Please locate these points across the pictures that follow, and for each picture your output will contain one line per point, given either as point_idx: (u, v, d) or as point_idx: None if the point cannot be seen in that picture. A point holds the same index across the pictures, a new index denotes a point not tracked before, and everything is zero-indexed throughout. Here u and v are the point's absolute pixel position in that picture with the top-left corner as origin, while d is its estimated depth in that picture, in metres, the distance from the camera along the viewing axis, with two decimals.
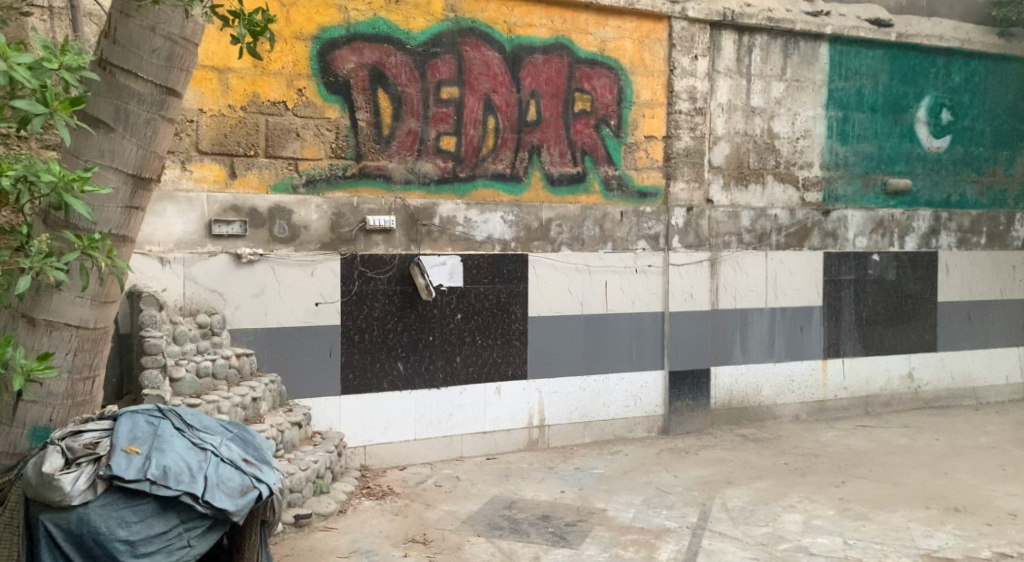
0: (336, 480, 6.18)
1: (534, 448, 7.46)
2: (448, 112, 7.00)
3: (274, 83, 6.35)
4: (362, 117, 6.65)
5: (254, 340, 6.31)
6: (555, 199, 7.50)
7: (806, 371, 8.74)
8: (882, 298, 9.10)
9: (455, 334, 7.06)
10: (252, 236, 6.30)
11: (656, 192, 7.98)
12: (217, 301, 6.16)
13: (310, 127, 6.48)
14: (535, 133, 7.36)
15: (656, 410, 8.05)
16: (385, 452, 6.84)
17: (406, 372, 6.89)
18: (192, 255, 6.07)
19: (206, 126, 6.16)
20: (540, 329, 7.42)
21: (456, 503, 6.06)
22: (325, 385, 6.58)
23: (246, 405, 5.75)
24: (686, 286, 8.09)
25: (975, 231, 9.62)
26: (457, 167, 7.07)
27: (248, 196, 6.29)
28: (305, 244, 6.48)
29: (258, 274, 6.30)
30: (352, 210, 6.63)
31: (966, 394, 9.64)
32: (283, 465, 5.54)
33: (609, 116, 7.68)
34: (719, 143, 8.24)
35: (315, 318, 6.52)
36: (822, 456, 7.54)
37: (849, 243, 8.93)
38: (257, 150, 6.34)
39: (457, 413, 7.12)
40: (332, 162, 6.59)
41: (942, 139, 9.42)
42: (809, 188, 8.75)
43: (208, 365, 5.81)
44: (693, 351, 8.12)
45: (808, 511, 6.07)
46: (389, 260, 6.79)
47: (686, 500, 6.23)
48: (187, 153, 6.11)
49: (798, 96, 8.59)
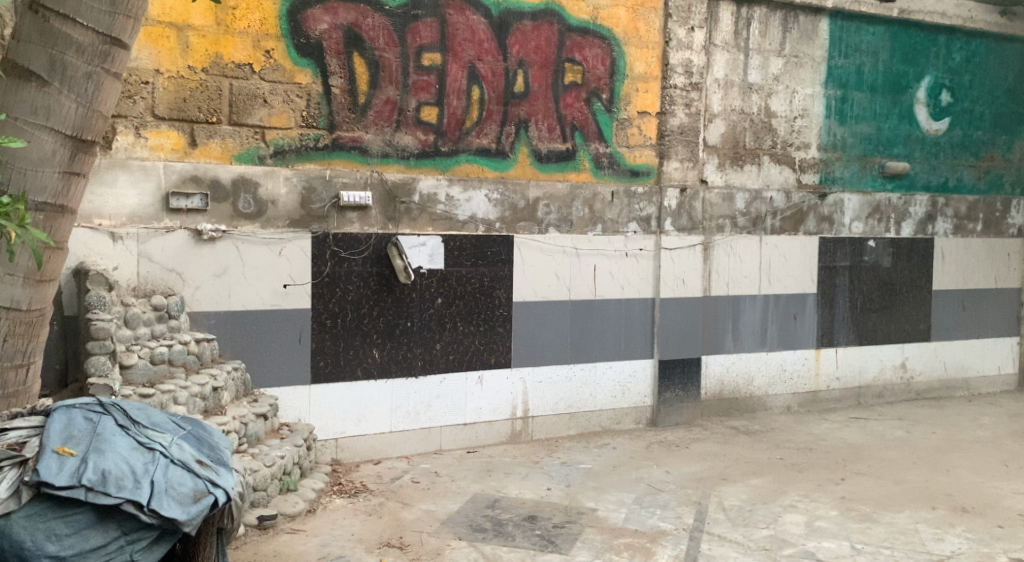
0: (304, 476, 5.71)
1: (517, 441, 7.04)
2: (429, 80, 6.50)
3: (239, 43, 5.80)
4: (336, 83, 6.14)
5: (215, 324, 5.80)
6: (543, 176, 7.05)
7: (799, 360, 8.39)
8: (876, 285, 8.75)
9: (435, 319, 6.61)
10: (214, 211, 5.77)
11: (648, 171, 7.55)
12: (175, 281, 5.65)
13: (278, 93, 5.95)
14: (522, 106, 6.89)
15: (644, 401, 7.65)
16: (359, 444, 6.38)
17: (382, 359, 6.42)
18: (148, 230, 5.54)
19: (162, 88, 5.61)
20: (525, 315, 6.98)
21: (434, 502, 5.61)
22: (294, 373, 6.09)
23: (206, 395, 5.25)
24: (677, 271, 7.67)
25: (971, 218, 9.29)
26: (439, 140, 6.58)
27: (210, 166, 5.75)
28: (273, 221, 5.97)
29: (222, 253, 5.79)
30: (325, 184, 6.13)
31: (958, 385, 9.35)
32: (246, 461, 5.09)
33: (601, 89, 7.23)
34: (716, 121, 7.82)
35: (283, 301, 6.02)
36: (817, 450, 7.17)
37: (845, 228, 8.56)
38: (220, 116, 5.79)
39: (436, 404, 6.67)
40: (303, 132, 6.07)
41: (942, 121, 9.06)
42: (806, 169, 8.35)
43: (164, 351, 5.26)
44: (684, 338, 7.73)
45: (810, 511, 5.69)
46: (364, 239, 6.29)
47: (681, 499, 5.83)
48: (141, 119, 5.56)
49: (796, 73, 8.18)
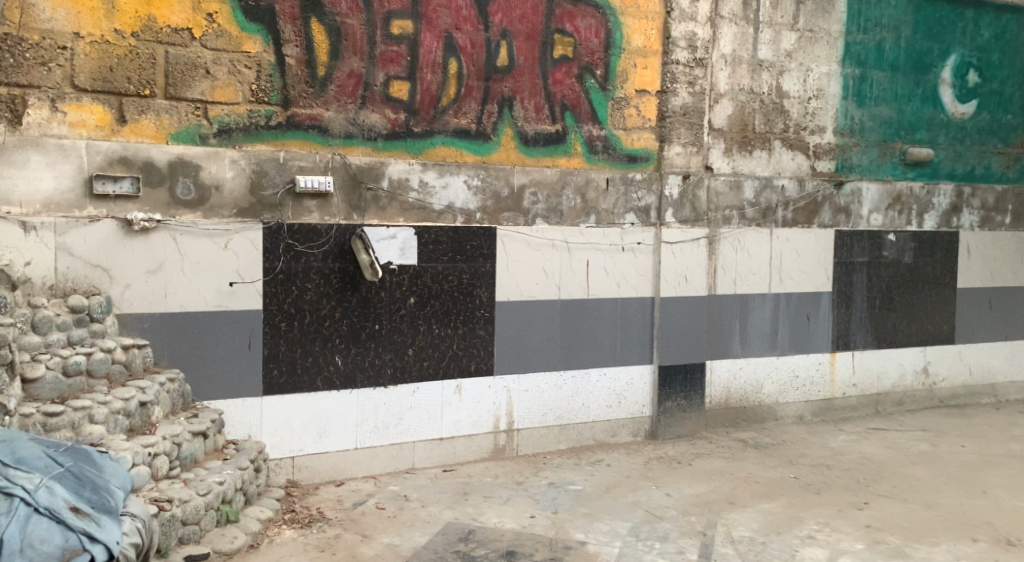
0: (250, 504, 4.98)
1: (500, 457, 6.29)
2: (400, 51, 5.74)
3: (176, 5, 5.04)
4: (291, 52, 5.38)
5: (150, 327, 5.06)
6: (529, 161, 6.29)
7: (813, 365, 7.64)
8: (896, 283, 7.99)
9: (406, 321, 5.87)
10: (147, 197, 5.02)
11: (648, 156, 6.79)
12: (101, 278, 4.91)
13: (222, 62, 5.19)
14: (506, 82, 6.13)
15: (642, 411, 6.90)
16: (319, 464, 5.63)
17: (346, 367, 5.67)
18: (67, 219, 4.79)
19: (83, 55, 4.83)
20: (509, 317, 6.23)
21: (400, 534, 4.88)
22: (243, 383, 5.35)
23: (130, 411, 4.51)
24: (679, 268, 6.92)
25: (999, 209, 8.54)
26: (411, 120, 5.82)
27: (142, 147, 4.99)
28: (217, 210, 5.23)
29: (157, 246, 5.05)
30: (278, 167, 5.39)
31: (985, 391, 8.60)
32: (174, 490, 4.36)
33: (594, 64, 6.47)
34: (722, 101, 7.06)
35: (230, 301, 5.28)
36: (836, 467, 6.42)
37: (863, 220, 7.81)
38: (154, 89, 5.03)
39: (408, 417, 5.92)
40: (252, 108, 5.31)
41: (968, 103, 8.29)
42: (821, 155, 7.59)
43: (80, 361, 4.51)
44: (687, 342, 6.98)
45: (832, 545, 4.95)
46: (325, 231, 5.54)
47: (683, 529, 5.09)
48: (58, 90, 4.79)
49: (810, 49, 7.42)
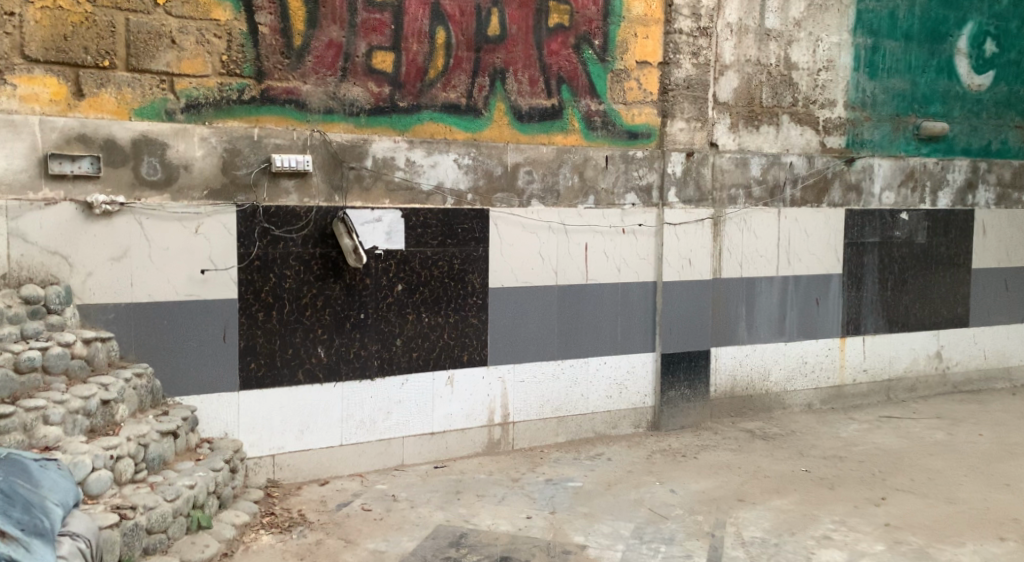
0: (224, 508, 4.63)
1: (495, 452, 5.95)
2: (383, 19, 5.34)
3: None
4: (265, 21, 4.99)
5: (114, 319, 4.70)
6: (523, 138, 5.90)
7: (822, 351, 7.29)
8: (909, 264, 7.63)
9: (394, 310, 5.50)
10: (109, 178, 4.64)
11: (649, 133, 6.40)
12: (60, 266, 4.54)
13: (189, 31, 4.80)
14: (498, 53, 5.73)
15: (644, 401, 6.55)
16: (302, 461, 5.29)
17: (329, 359, 5.31)
18: (20, 202, 4.42)
19: (33, 22, 4.44)
20: (503, 304, 5.88)
21: (385, 538, 4.54)
22: (218, 378, 4.99)
23: (91, 410, 4.16)
24: (683, 250, 6.56)
25: (1015, 186, 8.17)
26: (395, 94, 5.43)
27: (102, 123, 4.61)
28: (186, 191, 4.85)
29: (121, 230, 4.68)
30: (252, 145, 5.01)
31: (999, 376, 8.26)
32: (138, 497, 4.01)
33: (592, 34, 6.08)
34: (727, 73, 6.66)
35: (202, 290, 4.91)
36: (849, 459, 6.08)
37: (875, 198, 7.44)
38: (115, 60, 4.64)
39: (396, 411, 5.58)
40: (223, 81, 4.92)
41: (985, 74, 7.88)
42: (831, 131, 7.21)
43: (34, 356, 4.16)
44: (691, 328, 6.63)
45: (851, 546, 4.61)
46: (304, 214, 5.17)
47: (690, 530, 4.76)
48: (6, 60, 4.39)
49: (820, 17, 7.02)
